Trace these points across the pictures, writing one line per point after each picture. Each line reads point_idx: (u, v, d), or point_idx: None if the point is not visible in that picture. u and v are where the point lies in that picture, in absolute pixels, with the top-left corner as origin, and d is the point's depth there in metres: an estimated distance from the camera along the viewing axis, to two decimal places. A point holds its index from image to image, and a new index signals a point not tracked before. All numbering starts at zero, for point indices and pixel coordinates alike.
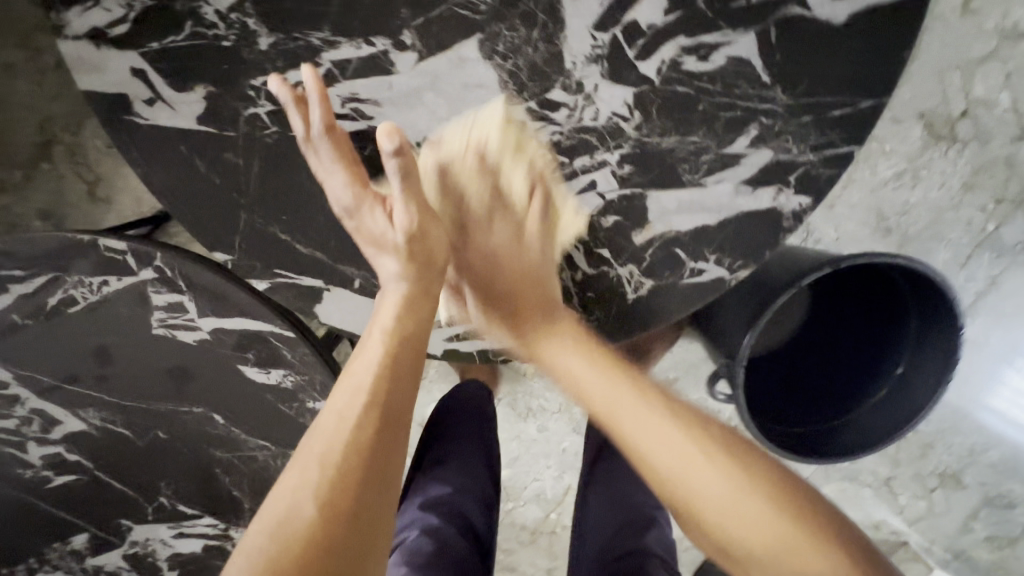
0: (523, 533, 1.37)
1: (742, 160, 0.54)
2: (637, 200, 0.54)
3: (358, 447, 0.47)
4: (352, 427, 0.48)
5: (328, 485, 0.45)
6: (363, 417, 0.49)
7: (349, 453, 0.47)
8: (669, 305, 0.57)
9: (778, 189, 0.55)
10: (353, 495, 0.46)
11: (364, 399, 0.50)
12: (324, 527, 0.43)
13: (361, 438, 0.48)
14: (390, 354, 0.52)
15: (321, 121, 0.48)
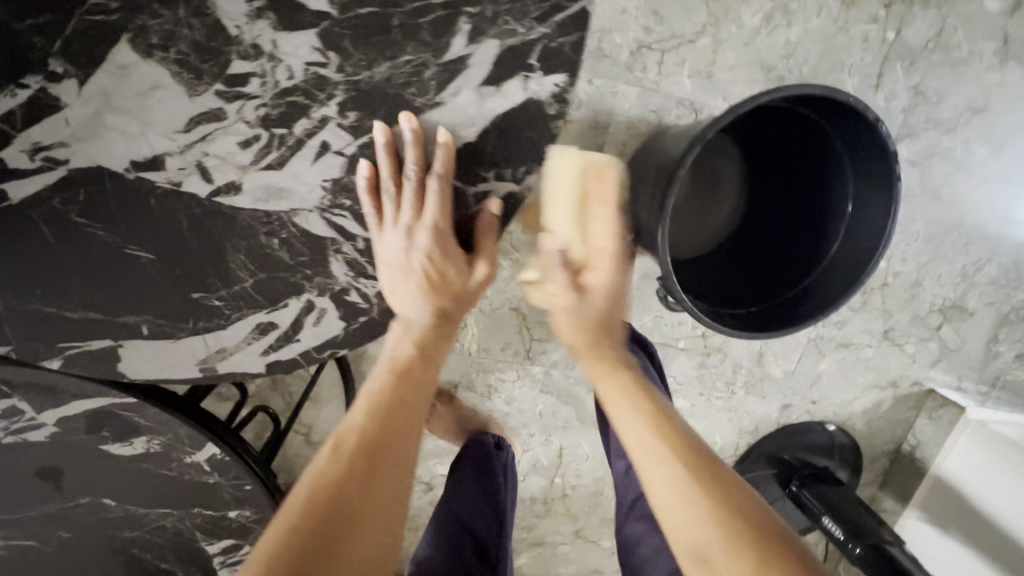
0: (537, 505, 1.35)
1: (469, 60, 0.53)
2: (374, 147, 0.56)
3: (381, 443, 0.55)
4: (377, 412, 0.58)
5: (342, 463, 0.53)
6: (379, 414, 0.57)
7: (362, 437, 0.55)
8: None
9: (525, 77, 0.53)
10: (355, 481, 0.52)
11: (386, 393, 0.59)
12: (330, 501, 0.50)
13: (371, 422, 0.57)
14: (406, 363, 0.61)
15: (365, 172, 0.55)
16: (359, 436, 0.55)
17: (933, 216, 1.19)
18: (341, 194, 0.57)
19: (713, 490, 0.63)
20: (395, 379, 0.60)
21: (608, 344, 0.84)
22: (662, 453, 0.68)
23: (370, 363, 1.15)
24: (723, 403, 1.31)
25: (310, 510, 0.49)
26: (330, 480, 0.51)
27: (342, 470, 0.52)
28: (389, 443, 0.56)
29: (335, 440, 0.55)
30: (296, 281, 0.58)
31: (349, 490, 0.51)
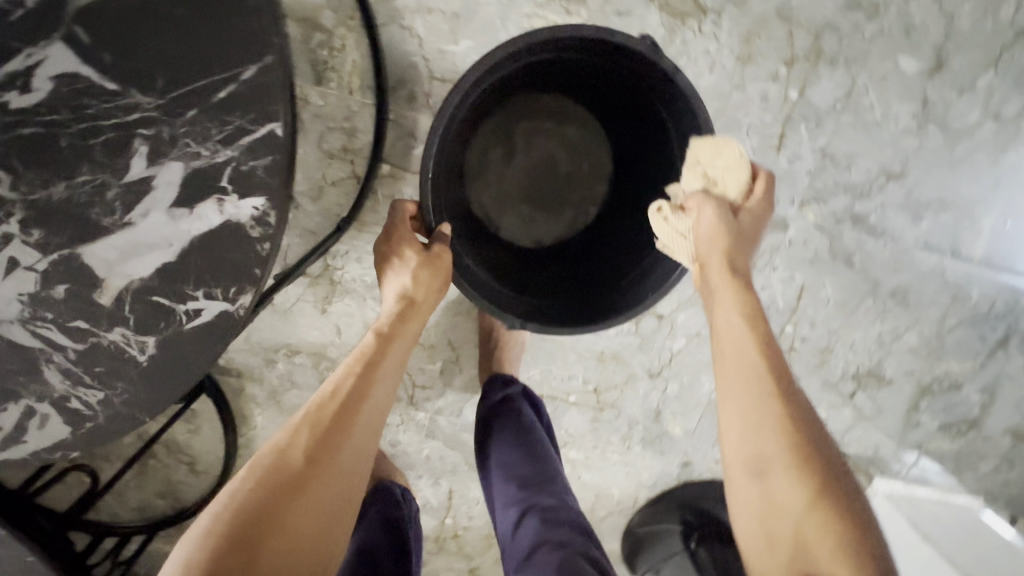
0: (428, 544, 1.33)
1: (153, 183, 0.45)
2: (73, 262, 0.48)
3: (276, 477, 0.54)
4: (273, 453, 0.56)
5: (257, 482, 0.53)
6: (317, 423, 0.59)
7: (274, 458, 0.55)
8: (187, 358, 0.52)
9: (219, 200, 0.46)
10: (268, 494, 0.53)
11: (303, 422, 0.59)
12: (251, 526, 0.50)
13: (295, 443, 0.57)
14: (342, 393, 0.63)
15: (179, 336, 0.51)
16: (295, 447, 0.57)
17: (845, 282, 1.12)
18: (41, 308, 0.49)
19: (772, 435, 0.53)
20: (306, 415, 0.60)
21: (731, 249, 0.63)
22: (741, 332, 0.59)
23: (247, 401, 1.14)
24: (620, 457, 1.27)
25: (240, 537, 0.49)
26: (244, 494, 0.53)
27: (263, 486, 0.53)
28: (337, 454, 0.58)
29: (245, 469, 0.55)
30: (13, 386, 0.52)
31: (281, 516, 0.52)
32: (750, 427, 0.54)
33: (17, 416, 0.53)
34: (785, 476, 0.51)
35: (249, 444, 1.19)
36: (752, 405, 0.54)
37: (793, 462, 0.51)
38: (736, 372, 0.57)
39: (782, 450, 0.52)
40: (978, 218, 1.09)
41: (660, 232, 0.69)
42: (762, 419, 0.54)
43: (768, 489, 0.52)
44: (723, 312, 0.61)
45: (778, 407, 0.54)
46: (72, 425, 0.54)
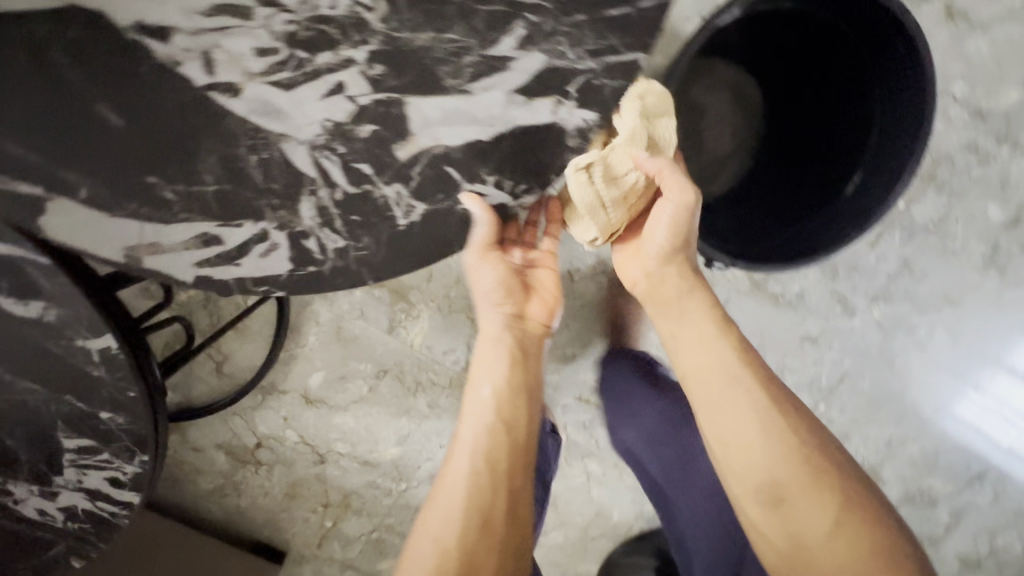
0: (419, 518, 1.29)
1: (511, 64, 0.48)
2: (394, 108, 0.48)
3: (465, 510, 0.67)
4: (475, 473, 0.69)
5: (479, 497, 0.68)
6: (494, 431, 0.71)
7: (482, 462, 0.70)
8: (444, 236, 0.52)
9: (557, 101, 0.49)
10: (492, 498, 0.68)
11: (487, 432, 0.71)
12: (484, 535, 0.66)
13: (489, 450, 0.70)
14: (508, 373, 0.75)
15: (456, 226, 0.52)
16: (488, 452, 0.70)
17: (882, 381, 1.24)
18: (337, 139, 0.49)
19: (781, 458, 0.68)
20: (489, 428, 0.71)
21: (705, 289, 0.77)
22: (719, 347, 0.74)
23: (308, 316, 1.13)
24: (632, 484, 1.30)
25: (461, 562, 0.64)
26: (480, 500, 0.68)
27: (491, 495, 0.68)
28: (516, 447, 0.72)
29: (439, 498, 0.69)
30: (260, 204, 0.51)
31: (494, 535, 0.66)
32: (746, 435, 0.69)
33: (246, 236, 0.52)
34: (788, 483, 0.67)
35: (290, 360, 1.15)
36: (761, 430, 0.69)
37: (804, 486, 0.67)
38: (717, 429, 0.71)
39: (794, 478, 0.67)
40: (999, 358, 1.23)
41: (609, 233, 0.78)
42: (773, 438, 0.69)
43: (762, 457, 0.68)
44: (715, 374, 0.72)
45: (799, 445, 0.69)
46: (295, 264, 0.53)
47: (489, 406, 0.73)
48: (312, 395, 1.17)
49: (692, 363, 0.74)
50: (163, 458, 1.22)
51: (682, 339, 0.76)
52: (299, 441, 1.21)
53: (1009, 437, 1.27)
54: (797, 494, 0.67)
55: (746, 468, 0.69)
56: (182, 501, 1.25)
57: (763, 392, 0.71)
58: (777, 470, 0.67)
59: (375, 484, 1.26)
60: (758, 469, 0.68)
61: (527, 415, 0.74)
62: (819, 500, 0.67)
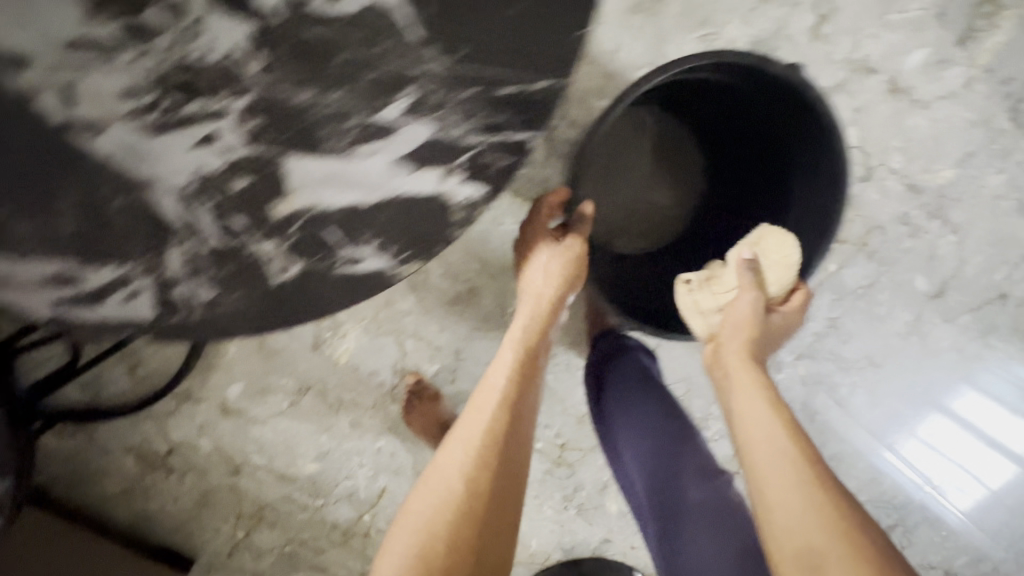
0: (335, 534, 1.27)
1: (395, 132, 0.45)
2: (270, 164, 0.46)
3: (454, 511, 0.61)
4: (473, 449, 0.65)
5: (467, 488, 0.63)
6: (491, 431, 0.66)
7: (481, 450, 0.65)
8: (322, 296, 0.51)
9: (443, 173, 0.47)
10: (480, 486, 0.63)
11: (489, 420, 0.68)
12: (454, 532, 0.60)
13: (489, 442, 0.66)
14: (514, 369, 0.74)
15: (334, 287, 0.51)
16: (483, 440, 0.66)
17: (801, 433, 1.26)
18: (208, 190, 0.46)
19: (814, 506, 0.56)
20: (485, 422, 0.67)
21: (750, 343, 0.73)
22: (759, 408, 0.64)
23: None
24: (553, 514, 1.30)
25: (427, 562, 0.58)
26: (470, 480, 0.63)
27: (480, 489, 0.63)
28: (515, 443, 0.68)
29: (420, 499, 0.63)
30: (124, 248, 0.48)
31: (468, 535, 0.60)
32: (776, 480, 0.59)
33: (107, 279, 0.48)
34: (823, 542, 0.53)
35: (209, 369, 1.11)
36: (786, 474, 0.58)
37: (842, 540, 0.53)
38: (761, 476, 0.60)
39: (834, 541, 0.53)
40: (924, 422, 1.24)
41: (682, 305, 0.82)
42: (803, 487, 0.57)
43: (791, 508, 0.56)
44: (763, 431, 0.62)
45: (829, 499, 0.56)
46: (161, 312, 0.50)
47: (494, 394, 0.70)
48: (229, 405, 1.14)
49: (753, 426, 0.64)
50: (68, 457, 1.16)
51: (747, 410, 0.65)
52: (213, 451, 1.17)
53: (942, 474, 1.24)
54: (830, 557, 0.52)
55: (782, 525, 0.56)
56: (85, 503, 1.20)
57: (786, 426, 0.62)
58: (802, 525, 0.55)
59: (291, 498, 1.23)
60: (791, 522, 0.56)
61: (513, 413, 0.69)
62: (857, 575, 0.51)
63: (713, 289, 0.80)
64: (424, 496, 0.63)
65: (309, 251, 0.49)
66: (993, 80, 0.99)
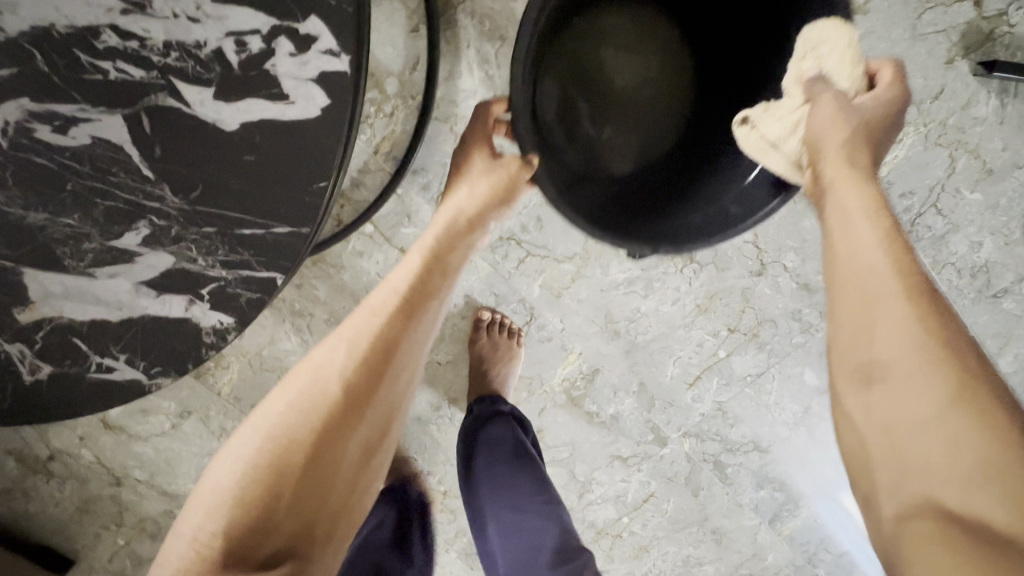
0: None
1: (136, 258, 0.45)
2: (8, 275, 0.45)
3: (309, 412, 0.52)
4: (354, 362, 0.53)
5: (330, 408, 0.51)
6: (364, 353, 0.54)
7: (348, 378, 0.53)
8: (74, 398, 0.50)
9: (189, 300, 0.47)
10: (338, 410, 0.51)
11: (367, 336, 0.55)
12: (292, 452, 0.49)
13: (356, 372, 0.53)
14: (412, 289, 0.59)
15: (86, 391, 0.50)
16: (349, 365, 0.53)
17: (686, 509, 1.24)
18: None
19: (903, 320, 0.42)
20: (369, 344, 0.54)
21: (860, 146, 0.51)
22: (867, 225, 0.47)
23: None
24: None
25: (276, 470, 0.48)
26: (325, 410, 0.51)
27: (335, 410, 0.51)
28: (386, 367, 0.55)
29: (278, 395, 0.53)
30: None
31: (295, 478, 0.49)
32: (875, 320, 0.44)
33: None
34: (904, 361, 0.41)
35: None
36: (892, 296, 0.43)
37: (925, 370, 0.40)
38: (852, 301, 0.46)
39: (915, 354, 0.41)
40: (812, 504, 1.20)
41: (747, 148, 0.61)
42: (907, 315, 0.42)
43: (885, 328, 0.43)
44: (858, 251, 0.47)
45: (944, 337, 0.41)
46: None
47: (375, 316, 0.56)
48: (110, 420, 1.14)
49: (839, 243, 0.48)
50: None
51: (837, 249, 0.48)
52: (95, 461, 1.19)
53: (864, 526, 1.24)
54: (911, 377, 0.40)
55: (876, 345, 0.43)
56: None
57: (890, 237, 0.46)
58: (898, 349, 0.42)
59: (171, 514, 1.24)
60: (893, 344, 0.42)
61: (406, 324, 0.56)
62: (944, 402, 0.39)
63: (777, 114, 0.59)
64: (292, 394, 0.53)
65: (57, 356, 0.49)
66: (891, 192, 0.97)
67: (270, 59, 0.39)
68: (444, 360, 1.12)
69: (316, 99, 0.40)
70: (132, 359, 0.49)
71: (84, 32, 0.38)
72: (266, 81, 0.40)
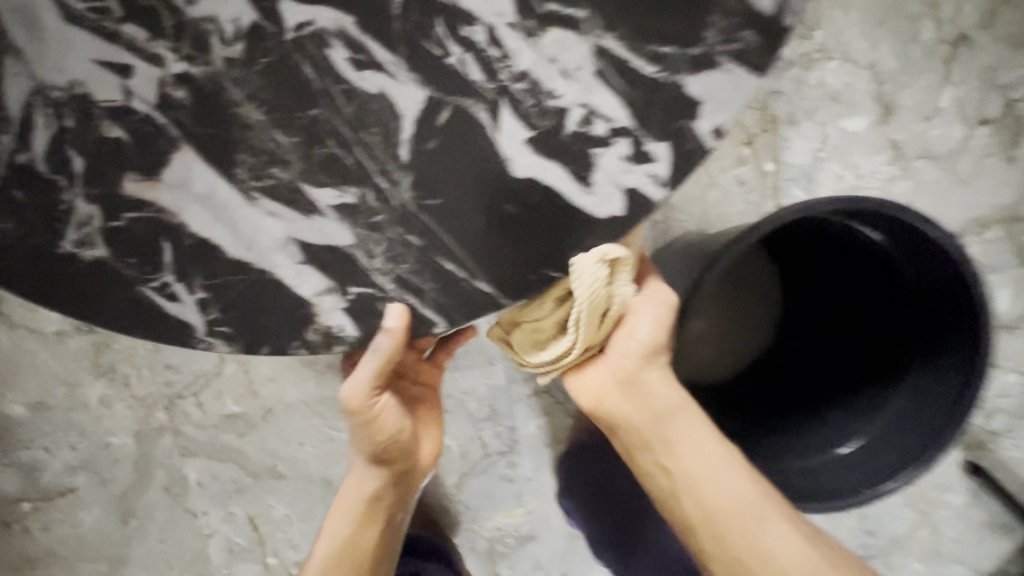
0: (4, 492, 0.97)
1: (314, 214, 0.38)
2: (162, 139, 0.36)
3: (357, 536, 0.64)
4: (369, 528, 0.64)
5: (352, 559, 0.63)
6: (360, 529, 0.64)
7: (367, 542, 0.64)
8: (98, 299, 0.38)
9: (329, 287, 0.39)
10: (369, 550, 0.64)
11: (366, 521, 0.64)
12: None
13: (368, 534, 0.64)
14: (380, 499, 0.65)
15: (120, 301, 0.38)
16: (364, 546, 0.64)
17: None
18: (71, 109, 0.36)
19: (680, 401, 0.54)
20: (378, 512, 0.65)
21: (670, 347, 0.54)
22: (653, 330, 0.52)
23: None
24: None
25: None
26: (360, 549, 0.64)
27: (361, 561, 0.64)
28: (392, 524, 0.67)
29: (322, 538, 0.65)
30: None
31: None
32: (678, 435, 0.53)
33: None
34: (752, 504, 0.52)
35: None
36: (678, 409, 0.54)
37: (727, 456, 0.53)
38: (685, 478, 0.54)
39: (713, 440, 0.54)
40: None
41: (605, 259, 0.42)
42: (681, 408, 0.54)
43: (693, 431, 0.53)
44: (684, 420, 0.53)
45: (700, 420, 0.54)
46: None
47: (348, 515, 0.64)
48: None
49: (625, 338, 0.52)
50: None
51: (665, 451, 0.54)
52: None
53: None
54: (715, 474, 0.52)
55: (685, 457, 0.53)
56: None
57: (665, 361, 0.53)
58: (693, 441, 0.53)
59: None
60: (698, 443, 0.53)
61: (391, 502, 0.66)
62: (733, 492, 0.52)
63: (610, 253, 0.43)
64: (335, 518, 0.65)
65: (123, 245, 0.38)
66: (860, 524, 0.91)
67: (602, 150, 0.37)
68: None
69: (612, 204, 0.38)
70: (206, 300, 0.38)
71: (459, 14, 0.36)
72: (582, 160, 0.38)
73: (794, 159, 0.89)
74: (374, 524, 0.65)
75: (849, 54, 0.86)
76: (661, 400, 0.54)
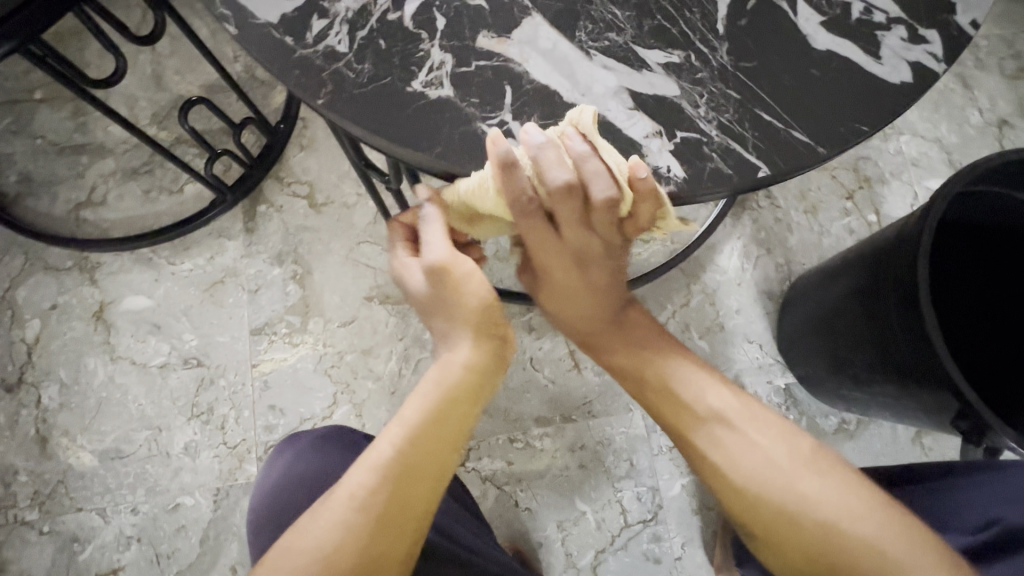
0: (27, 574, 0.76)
1: (644, 69, 0.41)
2: (516, 8, 0.42)
3: (444, 418, 0.49)
4: (400, 473, 0.46)
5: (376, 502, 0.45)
6: (386, 475, 0.46)
7: (389, 487, 0.46)
8: (435, 132, 0.39)
9: (656, 132, 0.40)
10: (394, 509, 0.45)
11: (389, 466, 0.46)
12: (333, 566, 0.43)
13: (385, 492, 0.45)
14: (436, 410, 0.49)
15: (454, 137, 0.39)
16: (393, 484, 0.46)
17: None
18: None
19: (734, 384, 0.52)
20: (428, 433, 0.48)
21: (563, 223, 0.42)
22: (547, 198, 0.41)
23: (208, 244, 0.89)
24: None
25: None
26: (373, 499, 0.45)
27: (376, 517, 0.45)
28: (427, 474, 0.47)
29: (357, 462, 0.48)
30: None
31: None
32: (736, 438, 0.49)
33: None
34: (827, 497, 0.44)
35: (140, 263, 0.88)
36: (745, 421, 0.49)
37: (810, 486, 0.45)
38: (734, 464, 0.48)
39: (771, 459, 0.47)
40: None
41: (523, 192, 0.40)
42: (741, 414, 0.50)
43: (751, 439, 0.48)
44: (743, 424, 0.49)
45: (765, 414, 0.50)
46: (274, 25, 0.40)
47: (388, 441, 0.48)
48: (106, 308, 0.85)
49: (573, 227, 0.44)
50: None
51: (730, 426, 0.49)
52: (26, 345, 0.83)
53: None
54: (780, 456, 0.47)
55: (742, 452, 0.48)
56: None
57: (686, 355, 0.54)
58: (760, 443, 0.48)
59: (11, 481, 0.79)
60: (757, 449, 0.48)
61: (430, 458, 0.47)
62: (788, 481, 0.45)
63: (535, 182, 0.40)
64: (418, 398, 0.50)
65: (469, 86, 0.40)
66: None
67: (886, 30, 0.43)
68: (525, 506, 0.83)
69: (902, 71, 0.43)
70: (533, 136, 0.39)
71: None
72: (869, 40, 0.44)
73: (894, 212, 0.97)
74: (468, 400, 0.51)
75: (916, 131, 1.02)
76: (705, 400, 0.50)
